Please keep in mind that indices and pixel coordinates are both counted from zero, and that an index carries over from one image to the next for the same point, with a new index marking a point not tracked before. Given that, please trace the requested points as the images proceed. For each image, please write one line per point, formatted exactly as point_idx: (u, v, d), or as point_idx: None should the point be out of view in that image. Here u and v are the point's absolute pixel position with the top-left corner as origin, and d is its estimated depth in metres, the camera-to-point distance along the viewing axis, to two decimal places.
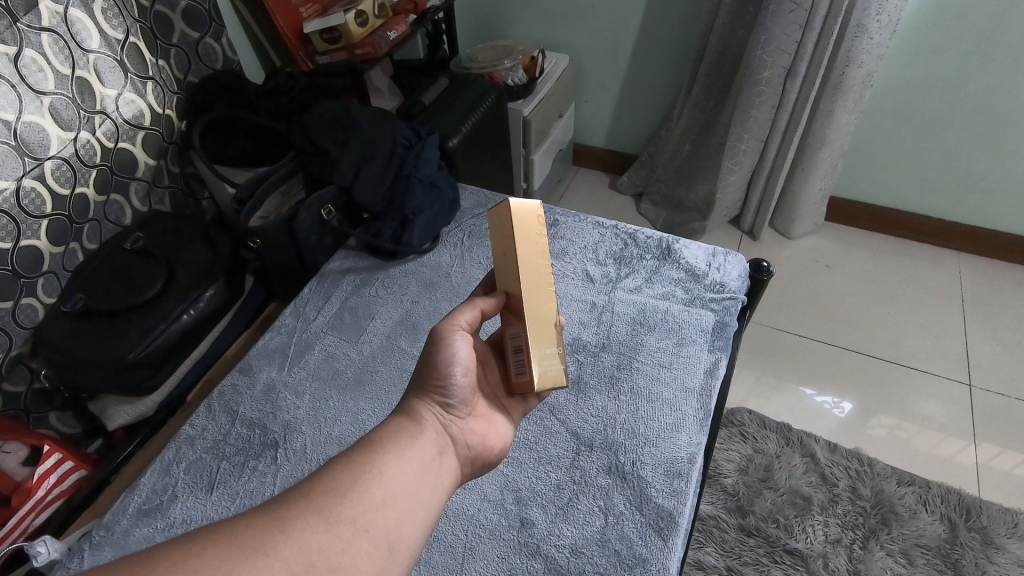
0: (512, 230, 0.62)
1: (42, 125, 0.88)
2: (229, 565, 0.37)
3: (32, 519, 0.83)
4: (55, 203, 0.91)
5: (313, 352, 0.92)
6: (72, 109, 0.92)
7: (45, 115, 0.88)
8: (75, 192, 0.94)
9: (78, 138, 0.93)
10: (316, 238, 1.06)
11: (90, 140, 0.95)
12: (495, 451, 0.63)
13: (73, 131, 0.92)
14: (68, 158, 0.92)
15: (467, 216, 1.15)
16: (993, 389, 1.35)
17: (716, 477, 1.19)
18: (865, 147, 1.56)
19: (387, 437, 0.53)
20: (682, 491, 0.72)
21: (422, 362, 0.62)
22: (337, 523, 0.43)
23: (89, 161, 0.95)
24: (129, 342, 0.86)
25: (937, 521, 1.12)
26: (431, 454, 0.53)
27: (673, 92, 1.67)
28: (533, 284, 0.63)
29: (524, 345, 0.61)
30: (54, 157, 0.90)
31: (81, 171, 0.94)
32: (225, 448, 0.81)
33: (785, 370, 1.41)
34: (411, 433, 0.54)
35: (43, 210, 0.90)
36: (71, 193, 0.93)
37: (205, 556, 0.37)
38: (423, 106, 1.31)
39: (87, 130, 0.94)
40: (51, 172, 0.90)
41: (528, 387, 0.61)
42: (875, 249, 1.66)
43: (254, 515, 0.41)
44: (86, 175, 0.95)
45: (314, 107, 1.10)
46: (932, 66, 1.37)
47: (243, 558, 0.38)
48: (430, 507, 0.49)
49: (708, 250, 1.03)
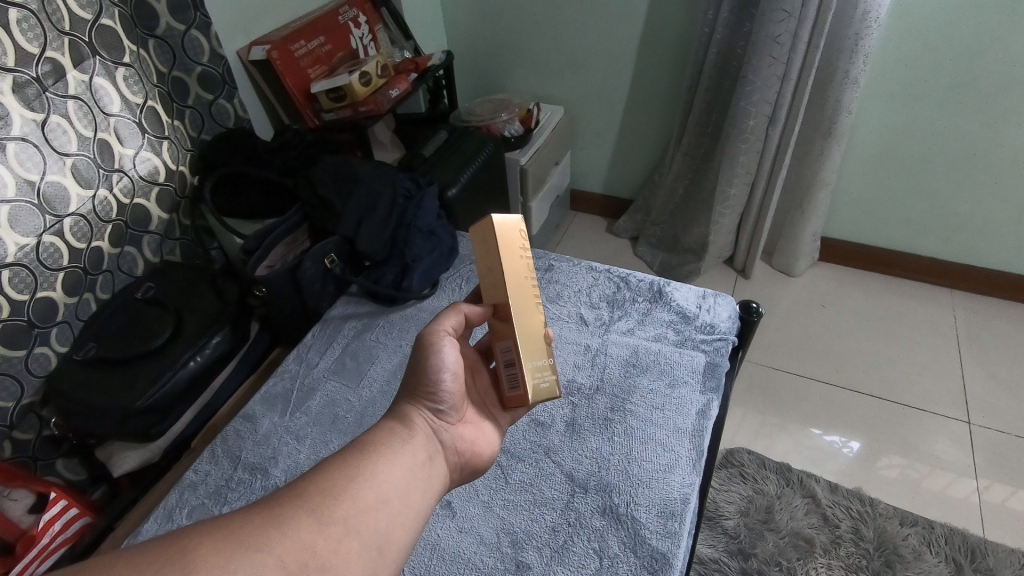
0: (496, 249, 0.65)
1: (62, 184, 0.93)
2: (226, 559, 0.38)
3: (37, 567, 0.83)
4: (71, 256, 0.96)
5: (314, 397, 0.94)
6: (93, 168, 0.98)
7: (67, 175, 0.93)
8: (91, 246, 0.98)
9: (97, 196, 0.99)
10: (319, 286, 1.10)
11: (107, 197, 1.00)
12: (483, 458, 0.66)
13: (92, 189, 0.98)
14: (86, 214, 0.97)
15: (465, 262, 1.19)
16: (994, 426, 1.35)
17: (717, 519, 1.19)
18: (852, 189, 1.61)
19: (379, 440, 0.55)
20: (676, 533, 0.73)
21: (411, 369, 0.64)
22: (329, 524, 0.44)
23: (105, 217, 1.00)
24: (137, 389, 0.89)
25: (942, 563, 1.11)
26: (421, 459, 0.55)
27: (664, 140, 1.73)
28: (518, 297, 0.65)
29: (515, 359, 0.64)
30: (73, 214, 0.95)
31: (97, 226, 0.99)
32: (227, 493, 0.83)
33: (785, 409, 1.42)
34: (404, 437, 0.56)
35: (60, 263, 0.94)
36: (87, 246, 0.98)
37: (202, 551, 0.38)
38: (424, 158, 1.37)
39: (106, 188, 1.00)
40: (70, 228, 0.95)
41: (522, 400, 0.64)
42: (871, 288, 1.68)
43: (248, 512, 0.43)
44: (102, 230, 1.00)
45: (319, 162, 1.15)
46: (910, 113, 1.43)
47: (239, 553, 0.39)
48: (419, 512, 0.51)
49: (697, 292, 1.06)
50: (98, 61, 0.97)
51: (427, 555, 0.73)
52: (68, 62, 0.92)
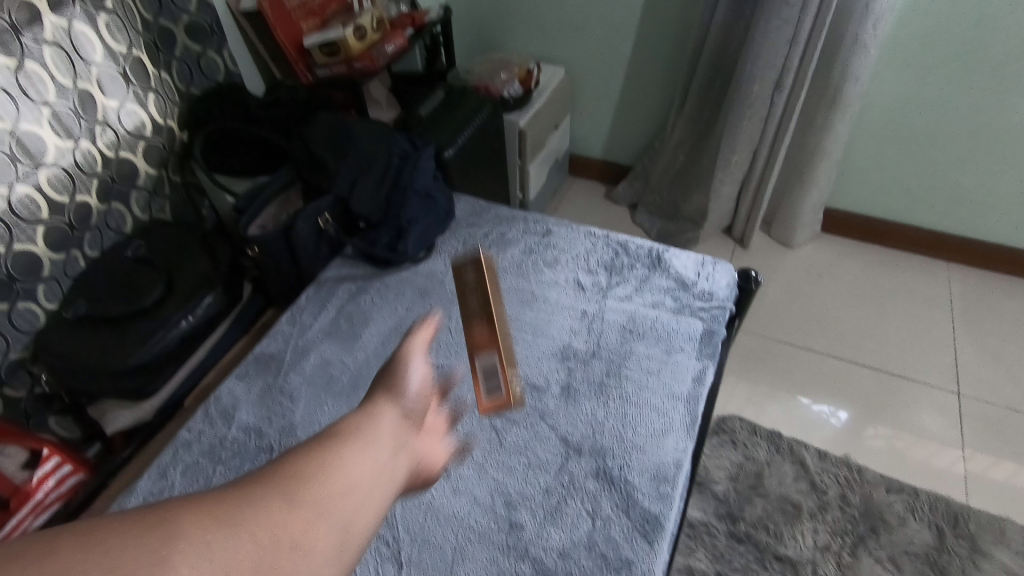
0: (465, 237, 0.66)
1: (39, 134, 0.90)
2: (204, 529, 0.28)
3: (31, 521, 0.86)
4: (52, 209, 0.93)
5: (308, 358, 0.94)
6: (75, 119, 0.94)
7: (43, 125, 0.90)
8: (73, 200, 0.96)
9: (78, 147, 0.96)
10: (313, 246, 1.08)
11: (89, 150, 0.97)
12: None
13: (73, 140, 0.95)
14: (67, 167, 0.94)
15: (461, 225, 1.15)
16: (983, 397, 1.36)
17: (708, 484, 1.21)
18: (856, 159, 1.58)
19: (316, 457, 0.34)
20: (668, 496, 0.74)
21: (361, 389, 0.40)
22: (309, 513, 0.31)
23: (89, 170, 0.98)
24: (128, 347, 0.89)
25: (925, 528, 1.14)
26: (380, 493, 0.34)
27: (666, 104, 1.69)
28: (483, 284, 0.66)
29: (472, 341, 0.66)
30: (50, 165, 0.92)
31: (81, 180, 0.97)
32: (220, 452, 0.83)
33: (777, 379, 1.43)
34: (350, 462, 0.34)
35: (39, 216, 0.91)
36: (70, 200, 0.96)
37: (155, 533, 0.27)
38: (419, 118, 1.31)
39: (88, 140, 0.97)
40: (48, 181, 0.92)
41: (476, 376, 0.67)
42: (868, 260, 1.67)
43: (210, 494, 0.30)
44: (86, 184, 0.98)
45: (313, 118, 1.13)
46: (920, 81, 1.39)
47: (203, 538, 0.28)
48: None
49: (697, 259, 1.05)
50: (78, 7, 0.93)
51: (421, 515, 0.74)
52: (44, 6, 0.88)
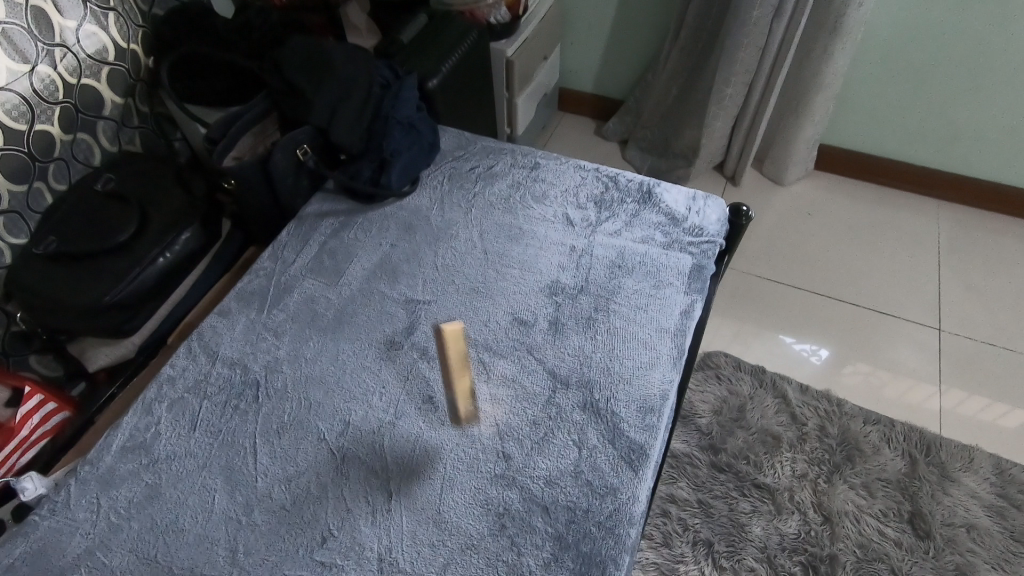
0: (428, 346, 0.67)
1: None
2: None
3: (17, 459, 0.84)
4: (8, 137, 0.88)
5: (292, 295, 0.92)
6: (28, 40, 0.89)
7: None
8: (33, 128, 0.91)
9: (36, 71, 0.90)
10: (292, 179, 1.03)
11: (50, 75, 0.92)
12: None
13: (29, 63, 0.89)
14: (25, 93, 0.89)
15: (447, 158, 1.11)
16: (962, 333, 1.39)
17: (691, 417, 1.24)
18: (853, 93, 1.54)
19: None
20: (654, 426, 0.75)
21: None
22: None
23: (51, 98, 0.92)
24: (104, 284, 0.86)
25: (899, 457, 1.18)
26: None
27: (660, 33, 1.62)
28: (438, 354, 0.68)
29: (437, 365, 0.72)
30: (2, 90, 0.86)
31: (40, 108, 0.91)
32: (205, 387, 0.82)
33: (763, 317, 1.44)
34: None
35: None
36: (29, 129, 0.90)
37: None
38: (402, 45, 1.25)
39: (48, 64, 0.91)
40: (1, 106, 0.86)
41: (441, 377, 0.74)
42: (859, 198, 1.66)
43: None
44: (46, 112, 0.92)
45: (286, 42, 1.07)
46: (925, 9, 1.34)
47: None
48: None
49: (688, 194, 1.03)
50: None
51: (409, 447, 0.74)
52: None
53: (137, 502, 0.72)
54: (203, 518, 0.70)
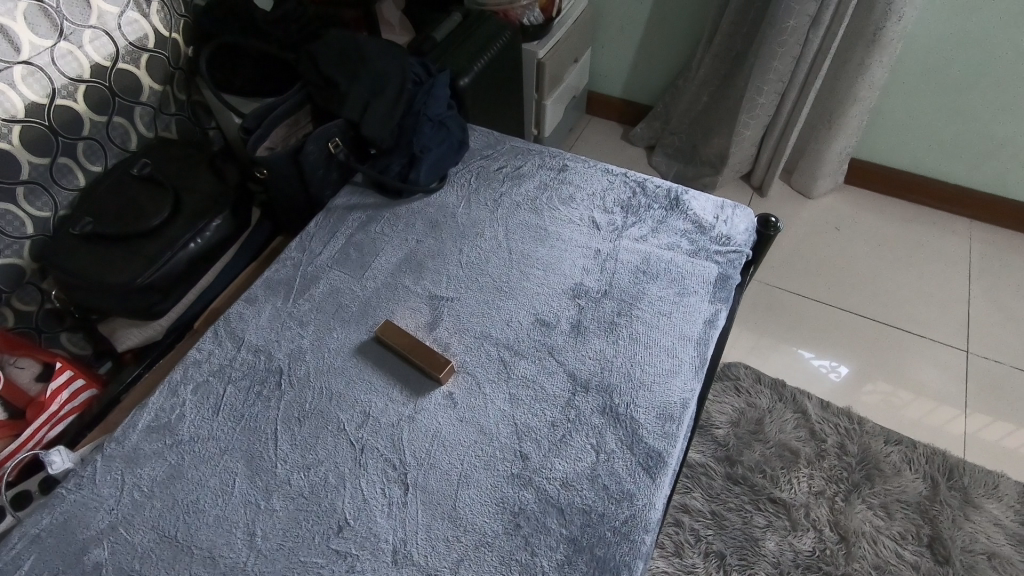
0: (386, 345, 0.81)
1: (10, 29, 0.84)
2: None
3: (45, 434, 0.86)
4: (28, 110, 0.88)
5: (317, 285, 0.93)
6: (55, 17, 0.89)
7: (16, 19, 0.85)
8: (56, 102, 0.91)
9: (57, 48, 0.90)
10: (322, 171, 1.05)
11: (73, 53, 0.92)
12: None
13: (52, 39, 0.90)
14: (43, 67, 0.89)
15: (475, 156, 1.11)
16: (990, 356, 1.36)
17: (708, 428, 1.22)
18: (888, 107, 1.52)
19: None
20: (673, 434, 0.75)
21: None
22: None
23: (73, 75, 0.93)
24: (136, 266, 0.88)
25: (919, 479, 1.16)
26: None
27: (693, 40, 1.61)
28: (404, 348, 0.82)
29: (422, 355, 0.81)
30: (24, 62, 0.87)
31: (70, 87, 0.92)
32: (229, 371, 0.83)
33: (785, 330, 1.42)
34: None
35: (14, 115, 0.87)
36: (49, 103, 0.90)
37: None
38: (435, 42, 1.25)
39: (72, 42, 0.92)
40: (23, 79, 0.87)
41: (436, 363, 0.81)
42: (889, 214, 1.63)
43: None
44: (77, 92, 0.93)
45: (322, 37, 1.08)
46: (967, 23, 1.31)
47: None
48: None
49: (716, 203, 1.02)
50: None
51: (427, 442, 0.75)
52: None
53: (160, 482, 0.73)
54: (222, 502, 0.71)
